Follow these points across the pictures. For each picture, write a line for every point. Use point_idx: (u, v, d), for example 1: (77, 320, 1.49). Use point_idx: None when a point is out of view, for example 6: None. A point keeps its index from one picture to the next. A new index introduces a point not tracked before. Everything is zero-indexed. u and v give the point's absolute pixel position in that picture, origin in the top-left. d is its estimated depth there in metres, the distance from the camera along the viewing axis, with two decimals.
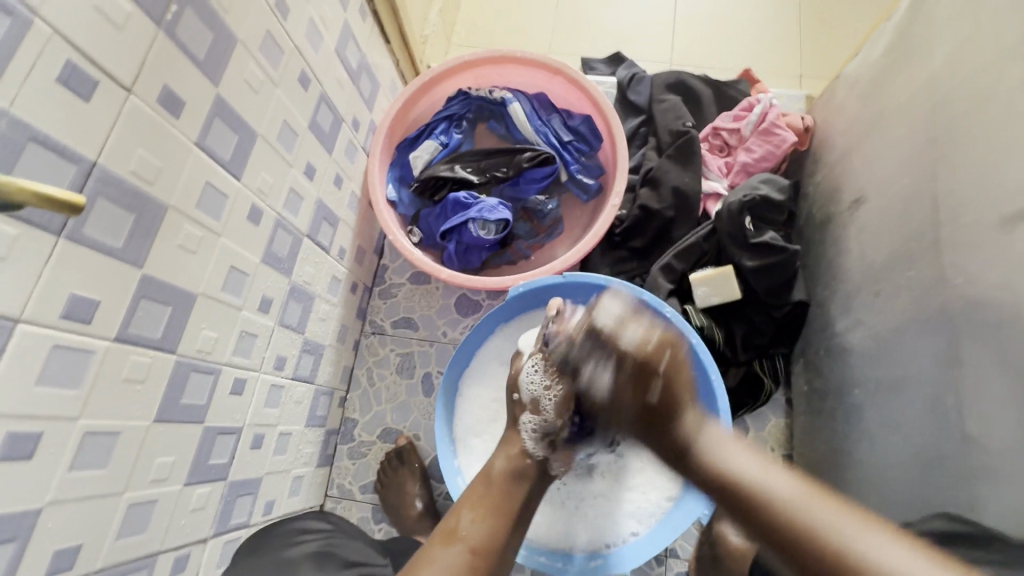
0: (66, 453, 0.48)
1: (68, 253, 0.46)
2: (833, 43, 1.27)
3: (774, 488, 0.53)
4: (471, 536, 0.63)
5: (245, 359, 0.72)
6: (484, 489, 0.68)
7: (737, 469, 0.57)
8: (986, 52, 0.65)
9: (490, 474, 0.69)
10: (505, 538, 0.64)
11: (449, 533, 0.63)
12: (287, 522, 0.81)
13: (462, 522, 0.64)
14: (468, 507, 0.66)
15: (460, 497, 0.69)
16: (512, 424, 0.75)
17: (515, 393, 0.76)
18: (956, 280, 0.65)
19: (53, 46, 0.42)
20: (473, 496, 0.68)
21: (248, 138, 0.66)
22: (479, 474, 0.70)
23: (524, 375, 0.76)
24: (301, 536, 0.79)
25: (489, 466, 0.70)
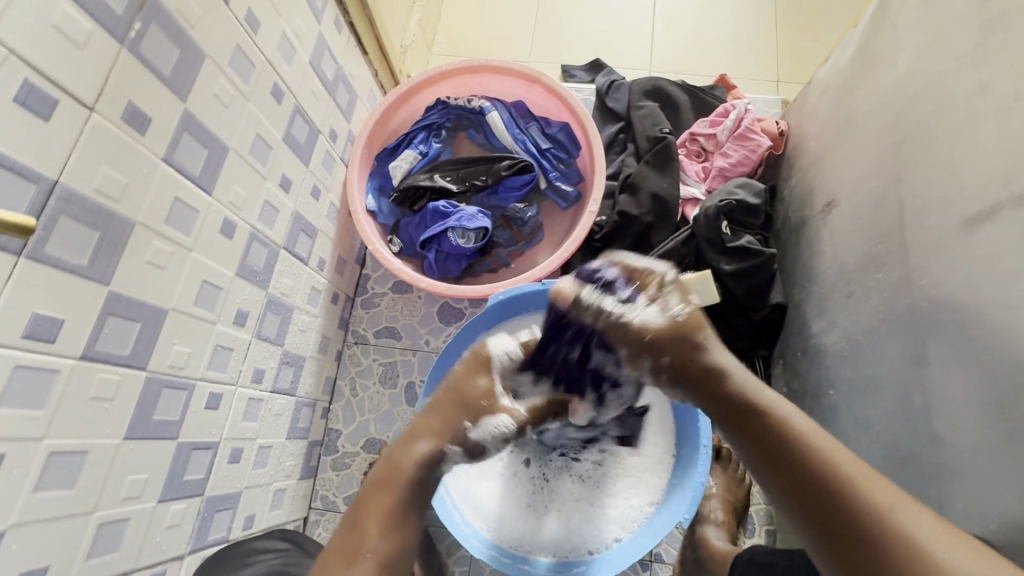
0: (30, 473, 0.48)
1: (29, 272, 0.46)
2: (808, 48, 1.29)
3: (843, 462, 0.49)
4: (379, 550, 0.55)
5: (221, 373, 0.72)
6: (389, 492, 0.59)
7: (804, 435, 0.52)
8: (945, 58, 0.67)
9: (394, 476, 0.60)
10: (411, 539, 0.58)
11: (353, 552, 0.54)
12: (239, 544, 0.75)
13: (369, 537, 0.56)
14: (373, 520, 0.57)
15: (358, 506, 0.58)
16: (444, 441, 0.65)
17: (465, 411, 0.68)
18: (921, 281, 0.66)
19: (10, 66, 0.42)
20: (376, 505, 0.58)
21: (219, 152, 0.66)
22: (382, 469, 0.61)
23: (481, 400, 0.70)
24: (255, 556, 0.73)
25: (400, 460, 0.62)
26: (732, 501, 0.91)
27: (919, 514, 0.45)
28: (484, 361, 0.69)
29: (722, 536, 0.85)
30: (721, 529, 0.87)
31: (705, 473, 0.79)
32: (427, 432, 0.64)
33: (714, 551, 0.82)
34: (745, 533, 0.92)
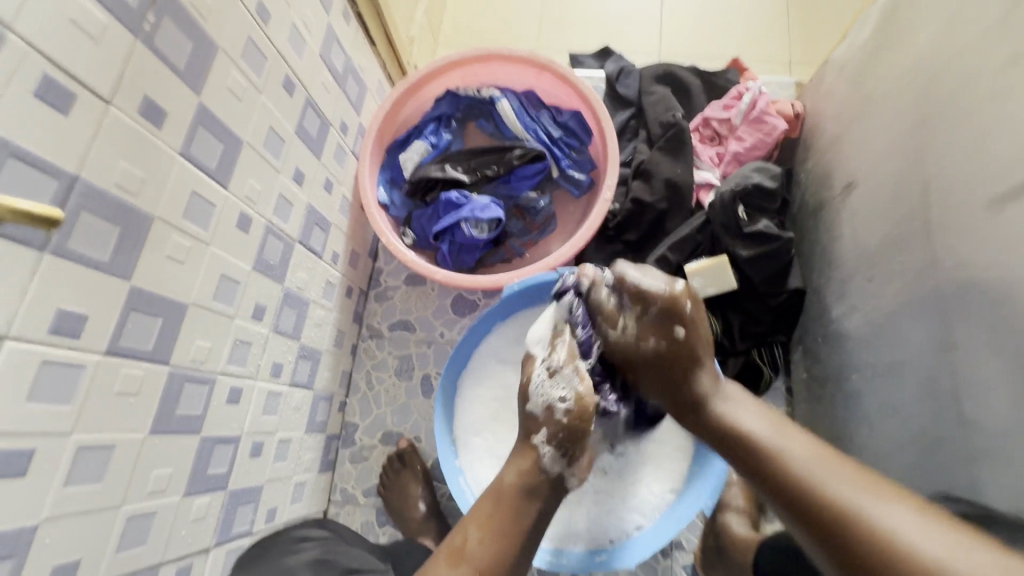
0: (60, 468, 0.48)
1: (54, 268, 0.46)
2: (821, 28, 1.27)
3: (788, 446, 0.57)
4: (477, 557, 0.58)
5: (240, 367, 0.72)
6: (495, 501, 0.62)
7: (749, 427, 0.61)
8: (970, 32, 0.65)
9: (501, 489, 0.63)
10: (513, 560, 0.59)
11: (457, 552, 0.58)
12: (287, 532, 0.80)
13: (470, 539, 0.59)
14: (476, 525, 0.60)
15: (470, 510, 0.63)
16: (525, 436, 0.66)
17: (526, 407, 0.66)
18: (948, 262, 0.65)
19: (28, 60, 0.42)
20: (480, 511, 0.62)
21: (234, 145, 0.65)
22: (490, 487, 0.64)
23: (534, 386, 0.66)
24: (298, 544, 0.77)
25: (504, 480, 0.63)
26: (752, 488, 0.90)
27: (890, 503, 0.49)
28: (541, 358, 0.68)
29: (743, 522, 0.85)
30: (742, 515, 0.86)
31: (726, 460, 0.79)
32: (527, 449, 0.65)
33: (735, 537, 0.82)
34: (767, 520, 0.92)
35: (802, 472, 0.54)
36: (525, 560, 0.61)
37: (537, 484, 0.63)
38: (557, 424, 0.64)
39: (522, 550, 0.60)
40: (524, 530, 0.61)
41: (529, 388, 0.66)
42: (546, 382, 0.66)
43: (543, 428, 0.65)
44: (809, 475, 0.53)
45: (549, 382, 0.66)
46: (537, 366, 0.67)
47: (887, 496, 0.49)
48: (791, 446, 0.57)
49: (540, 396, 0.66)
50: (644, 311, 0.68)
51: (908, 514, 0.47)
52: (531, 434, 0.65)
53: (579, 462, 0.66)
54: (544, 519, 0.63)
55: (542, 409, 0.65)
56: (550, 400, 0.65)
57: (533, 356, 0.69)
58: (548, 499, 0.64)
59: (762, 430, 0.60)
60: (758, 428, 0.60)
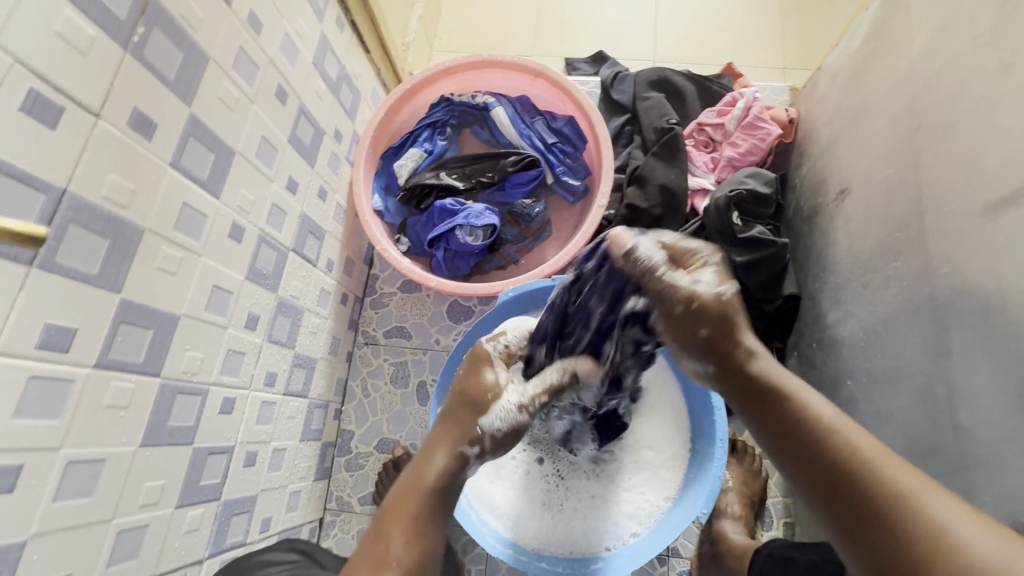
0: (48, 485, 0.48)
1: (41, 283, 0.45)
2: (816, 33, 1.27)
3: (853, 439, 0.47)
4: (404, 561, 0.51)
5: (233, 377, 0.71)
6: (416, 499, 0.55)
7: (812, 404, 0.50)
8: (961, 40, 0.65)
9: (425, 481, 0.56)
10: (439, 555, 0.54)
11: (379, 561, 0.51)
12: (253, 555, 0.73)
13: (393, 543, 0.52)
14: (401, 527, 0.53)
15: (386, 511, 0.55)
16: (453, 432, 0.60)
17: (478, 419, 0.60)
18: (942, 269, 0.65)
19: (15, 74, 0.42)
20: (401, 513, 0.54)
21: (225, 155, 0.65)
22: (408, 479, 0.57)
23: (500, 406, 0.62)
24: (268, 569, 0.71)
25: (424, 470, 0.57)
26: (748, 494, 0.90)
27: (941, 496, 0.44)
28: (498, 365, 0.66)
29: (739, 530, 0.84)
30: (738, 522, 0.86)
31: (721, 468, 0.79)
32: (445, 436, 0.60)
33: (732, 545, 0.81)
34: (763, 526, 0.92)
35: (861, 470, 0.45)
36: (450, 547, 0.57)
37: (458, 475, 0.59)
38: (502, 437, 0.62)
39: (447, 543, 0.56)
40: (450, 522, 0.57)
41: (489, 404, 0.62)
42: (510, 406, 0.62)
43: (479, 440, 0.60)
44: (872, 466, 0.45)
45: (510, 404, 0.62)
46: (492, 369, 0.65)
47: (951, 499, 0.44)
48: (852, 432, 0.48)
49: (499, 416, 0.62)
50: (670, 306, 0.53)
51: (955, 507, 0.43)
52: (466, 442, 0.60)
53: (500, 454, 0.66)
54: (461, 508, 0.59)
55: (498, 432, 0.61)
56: (501, 422, 0.62)
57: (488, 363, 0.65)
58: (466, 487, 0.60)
59: (825, 412, 0.49)
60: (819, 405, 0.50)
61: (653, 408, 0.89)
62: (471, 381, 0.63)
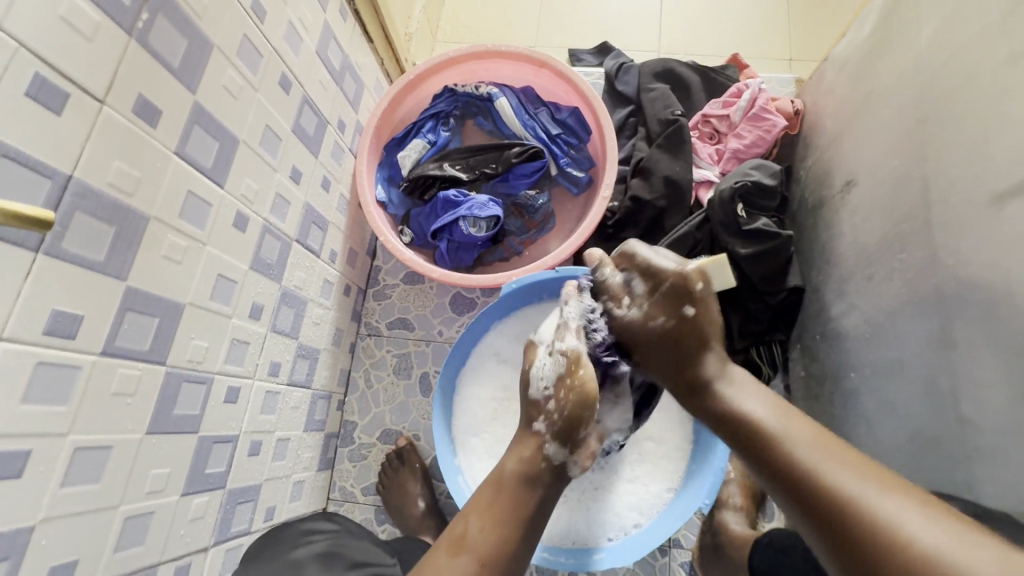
0: (56, 470, 0.48)
1: (48, 269, 0.45)
2: (821, 25, 1.26)
3: (793, 436, 0.52)
4: (479, 546, 0.57)
5: (238, 367, 0.72)
6: (496, 492, 0.61)
7: (754, 412, 0.57)
8: (970, 30, 0.65)
9: (502, 477, 0.62)
10: (517, 548, 0.58)
11: (457, 542, 0.58)
12: (297, 524, 0.83)
13: (472, 527, 0.59)
14: (477, 514, 0.60)
15: (472, 501, 0.62)
16: (526, 424, 0.66)
17: (528, 394, 0.67)
18: (947, 260, 0.65)
19: (21, 59, 0.41)
20: (480, 503, 0.61)
21: (230, 144, 0.65)
22: (490, 477, 0.63)
23: (536, 372, 0.67)
24: (308, 537, 0.80)
25: (504, 468, 0.63)
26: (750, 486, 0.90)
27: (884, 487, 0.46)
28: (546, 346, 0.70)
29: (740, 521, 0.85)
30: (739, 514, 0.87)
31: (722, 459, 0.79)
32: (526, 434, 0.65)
33: (734, 537, 0.82)
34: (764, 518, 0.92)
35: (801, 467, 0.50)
36: (531, 547, 0.60)
37: (537, 472, 0.63)
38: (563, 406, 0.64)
39: (527, 539, 0.60)
40: (527, 514, 0.60)
41: (529, 373, 0.68)
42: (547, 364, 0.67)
43: (542, 414, 0.65)
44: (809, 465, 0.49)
45: (548, 363, 0.67)
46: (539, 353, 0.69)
47: (893, 484, 0.46)
48: (794, 431, 0.53)
49: (540, 378, 0.67)
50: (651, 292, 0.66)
51: (898, 494, 0.45)
52: (533, 421, 0.65)
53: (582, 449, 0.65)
54: (545, 510, 0.62)
55: (545, 391, 0.66)
56: (546, 384, 0.66)
57: (536, 345, 0.70)
58: (549, 487, 0.63)
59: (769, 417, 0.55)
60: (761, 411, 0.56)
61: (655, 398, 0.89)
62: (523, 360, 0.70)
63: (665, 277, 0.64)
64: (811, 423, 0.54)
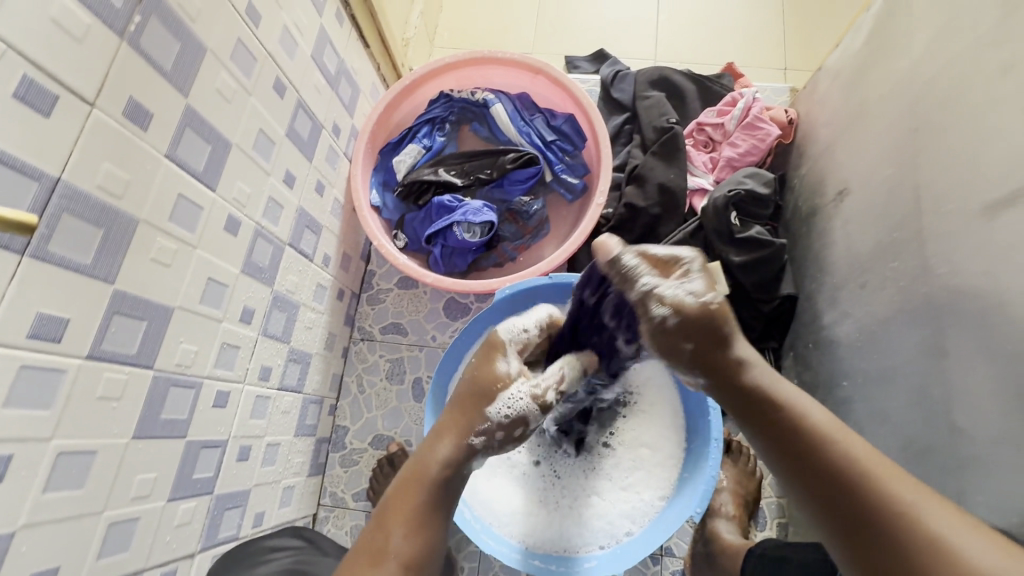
0: (39, 474, 0.48)
1: (33, 272, 0.45)
2: (816, 34, 1.27)
3: (854, 447, 0.49)
4: (404, 551, 0.54)
5: (228, 371, 0.71)
6: (418, 492, 0.57)
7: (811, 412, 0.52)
8: (960, 43, 0.65)
9: (426, 475, 0.58)
10: (440, 542, 0.57)
11: (378, 552, 0.53)
12: (256, 542, 0.76)
13: (392, 538, 0.54)
14: (400, 523, 0.55)
15: (386, 506, 0.57)
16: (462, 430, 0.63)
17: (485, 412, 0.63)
18: (939, 270, 0.65)
19: (9, 61, 0.41)
20: (399, 502, 0.57)
21: (222, 147, 0.65)
22: (410, 467, 0.59)
23: (506, 395, 0.64)
24: (269, 554, 0.74)
25: (427, 461, 0.59)
26: (743, 494, 0.90)
27: (940, 506, 0.45)
28: (511, 355, 0.69)
29: (733, 530, 0.85)
30: (732, 522, 0.86)
31: (716, 468, 0.79)
32: (450, 425, 0.63)
33: (726, 545, 0.81)
34: (756, 526, 0.92)
35: (868, 484, 0.46)
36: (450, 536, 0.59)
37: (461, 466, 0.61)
38: (506, 429, 0.64)
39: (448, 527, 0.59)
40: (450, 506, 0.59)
41: (498, 393, 0.64)
42: (519, 398, 0.65)
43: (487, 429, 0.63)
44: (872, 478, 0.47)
45: (517, 389, 0.65)
46: (503, 358, 0.68)
47: (941, 500, 0.46)
48: (853, 445, 0.49)
49: (506, 405, 0.64)
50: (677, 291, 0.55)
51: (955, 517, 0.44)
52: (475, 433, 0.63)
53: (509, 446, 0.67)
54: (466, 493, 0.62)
55: (505, 420, 0.63)
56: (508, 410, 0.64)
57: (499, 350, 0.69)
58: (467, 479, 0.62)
59: (821, 418, 0.51)
60: (814, 413, 0.52)
61: (648, 404, 0.89)
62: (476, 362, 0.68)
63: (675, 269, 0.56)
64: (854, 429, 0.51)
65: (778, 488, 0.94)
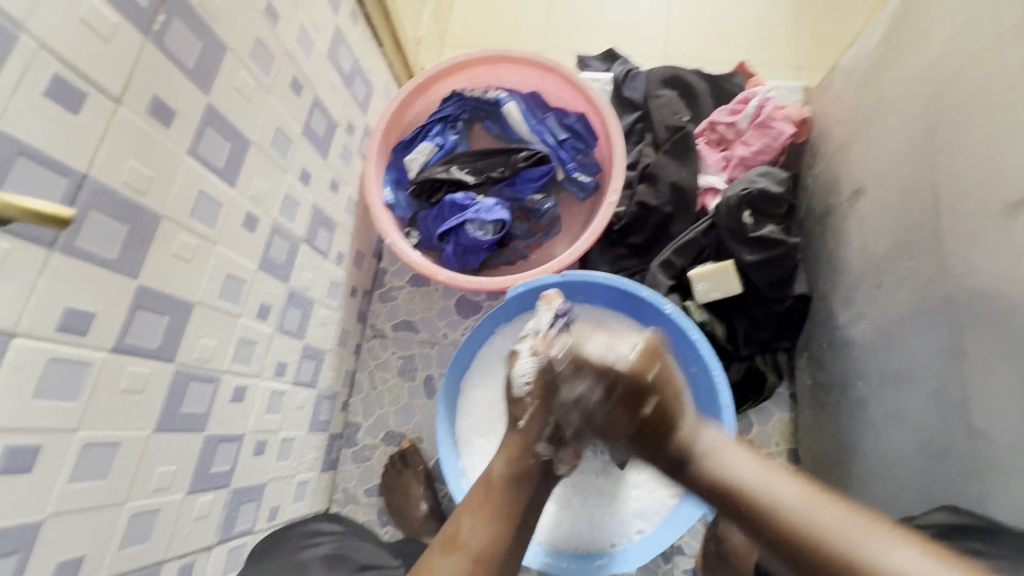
0: (65, 465, 0.49)
1: (62, 265, 0.46)
2: (829, 33, 1.26)
3: (784, 497, 0.50)
4: (473, 543, 0.59)
5: (245, 366, 0.72)
6: (487, 490, 0.63)
7: (737, 474, 0.54)
8: (980, 41, 0.65)
9: (492, 477, 0.64)
10: (508, 546, 0.60)
11: (451, 541, 0.59)
12: (301, 525, 0.82)
13: (464, 527, 0.60)
14: (469, 511, 0.61)
15: (462, 501, 0.64)
16: (511, 424, 0.68)
17: (513, 393, 0.69)
18: (957, 270, 0.65)
19: (40, 59, 0.42)
20: (473, 500, 0.63)
21: (242, 145, 0.66)
22: (481, 477, 0.65)
23: (518, 369, 0.70)
24: (313, 539, 0.80)
25: (494, 469, 0.65)
26: None
27: (892, 543, 0.45)
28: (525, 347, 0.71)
29: None
30: None
31: None
32: (516, 434, 0.67)
33: (737, 544, 0.81)
34: None
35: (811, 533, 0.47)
36: (520, 547, 0.62)
37: (527, 469, 0.65)
38: (542, 403, 0.67)
39: (516, 537, 0.62)
40: (518, 512, 0.63)
41: (513, 376, 0.70)
42: (529, 362, 0.69)
43: (526, 411, 0.68)
44: (806, 522, 0.48)
45: (528, 362, 0.69)
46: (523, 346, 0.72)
47: (894, 536, 0.46)
48: (785, 496, 0.50)
49: (524, 374, 0.69)
50: (608, 393, 0.61)
51: (919, 555, 0.44)
52: (517, 418, 0.68)
53: (568, 448, 0.68)
54: (535, 506, 0.65)
55: (527, 388, 0.68)
56: (526, 380, 0.69)
57: (517, 350, 0.72)
58: (537, 482, 0.66)
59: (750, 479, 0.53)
60: (739, 471, 0.54)
61: None
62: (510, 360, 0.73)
63: (620, 377, 0.60)
64: (791, 477, 0.52)
65: None
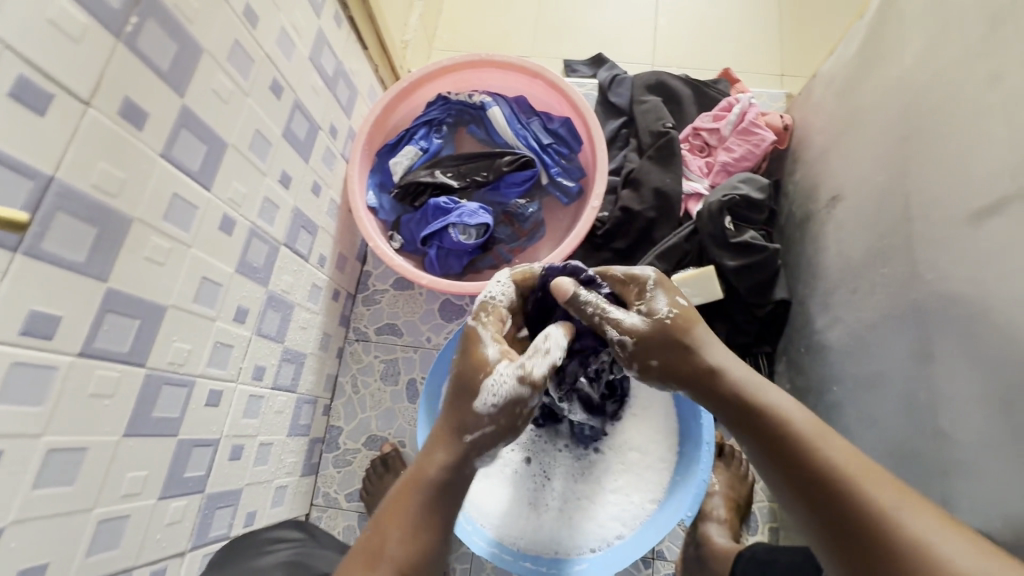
0: (29, 470, 0.48)
1: (27, 268, 0.45)
2: (812, 41, 1.28)
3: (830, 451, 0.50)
4: (397, 557, 0.54)
5: (221, 370, 0.71)
6: (415, 496, 0.57)
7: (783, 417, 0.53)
8: (950, 52, 0.66)
9: (422, 483, 0.57)
10: (437, 552, 0.56)
11: (374, 554, 0.54)
12: (259, 534, 0.79)
13: (389, 539, 0.55)
14: (394, 525, 0.56)
15: (384, 507, 0.58)
16: (452, 426, 0.59)
17: (472, 405, 0.58)
18: (927, 276, 0.66)
19: (4, 60, 0.42)
20: (396, 507, 0.57)
21: (218, 148, 0.65)
22: (409, 478, 0.58)
23: (490, 383, 0.58)
24: (272, 545, 0.77)
25: (424, 470, 0.58)
26: (734, 498, 0.90)
27: (922, 511, 0.46)
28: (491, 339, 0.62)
29: (724, 533, 0.85)
30: (723, 526, 0.86)
31: (708, 472, 0.80)
32: (449, 432, 0.59)
33: (715, 548, 0.81)
34: (747, 530, 0.92)
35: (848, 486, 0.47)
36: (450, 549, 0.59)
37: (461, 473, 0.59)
38: (505, 422, 0.59)
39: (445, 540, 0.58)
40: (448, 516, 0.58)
41: (481, 383, 0.59)
42: (502, 379, 0.58)
43: (482, 427, 0.58)
44: (852, 482, 0.47)
45: (503, 376, 0.58)
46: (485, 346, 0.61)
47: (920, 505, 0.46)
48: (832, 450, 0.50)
49: (492, 392, 0.58)
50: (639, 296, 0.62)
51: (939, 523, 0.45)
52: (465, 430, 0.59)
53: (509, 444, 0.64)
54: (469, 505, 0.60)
55: (494, 409, 0.58)
56: (495, 399, 0.58)
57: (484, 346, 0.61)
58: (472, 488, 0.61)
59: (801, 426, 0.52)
60: (794, 418, 0.52)
61: (644, 408, 0.90)
62: (470, 357, 0.60)
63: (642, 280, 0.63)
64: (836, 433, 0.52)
65: (770, 493, 0.94)
